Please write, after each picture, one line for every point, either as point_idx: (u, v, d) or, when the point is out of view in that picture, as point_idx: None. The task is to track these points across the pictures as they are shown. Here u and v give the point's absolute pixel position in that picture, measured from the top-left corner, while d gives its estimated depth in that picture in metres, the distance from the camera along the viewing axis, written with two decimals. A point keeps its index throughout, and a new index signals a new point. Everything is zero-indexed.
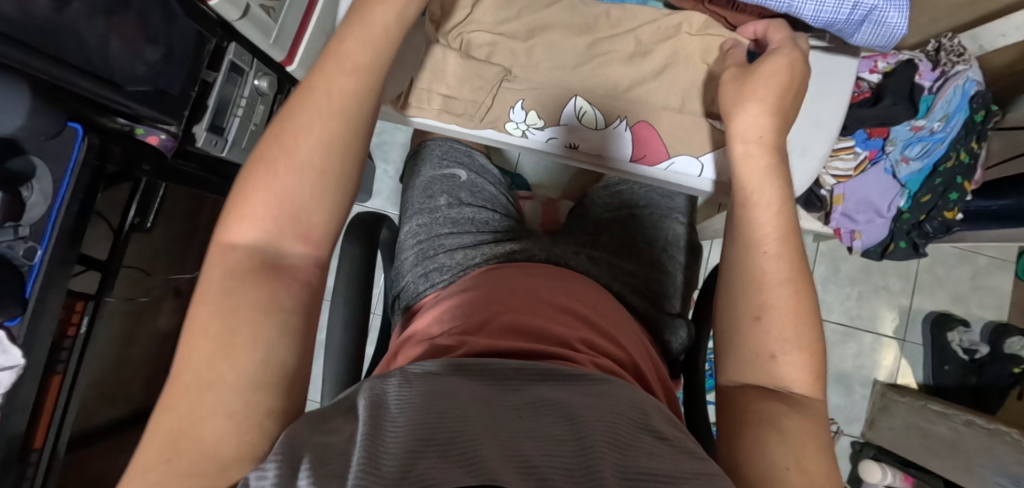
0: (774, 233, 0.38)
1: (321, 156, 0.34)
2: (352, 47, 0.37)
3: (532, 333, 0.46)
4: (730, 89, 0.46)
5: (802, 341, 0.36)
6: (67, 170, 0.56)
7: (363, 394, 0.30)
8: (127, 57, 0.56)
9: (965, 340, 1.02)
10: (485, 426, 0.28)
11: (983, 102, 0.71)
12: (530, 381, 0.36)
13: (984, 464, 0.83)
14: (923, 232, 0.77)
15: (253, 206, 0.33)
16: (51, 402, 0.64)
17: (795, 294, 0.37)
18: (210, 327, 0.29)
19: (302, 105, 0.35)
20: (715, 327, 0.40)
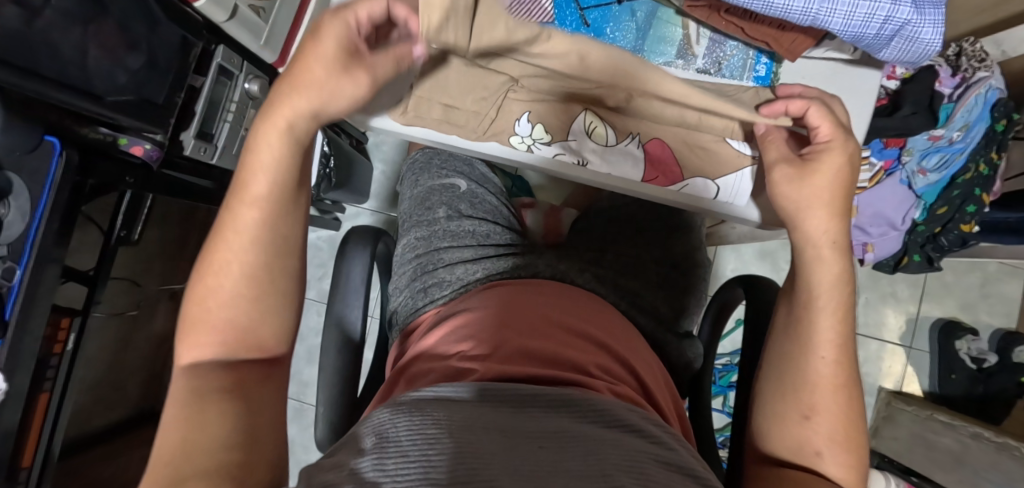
0: (835, 338, 0.40)
1: (246, 280, 0.37)
2: (256, 165, 0.38)
3: (543, 358, 0.43)
4: (788, 189, 0.44)
5: (848, 443, 0.38)
6: (45, 187, 0.53)
7: (370, 434, 0.30)
8: (107, 67, 0.53)
9: (974, 349, 0.99)
10: (502, 460, 0.27)
11: (1005, 111, 0.67)
12: (545, 408, 0.33)
13: (987, 479, 0.80)
14: (937, 245, 0.75)
15: (202, 337, 0.36)
16: (39, 421, 0.62)
17: (843, 399, 0.39)
18: (176, 421, 0.31)
19: (219, 238, 0.38)
20: (761, 402, 0.42)
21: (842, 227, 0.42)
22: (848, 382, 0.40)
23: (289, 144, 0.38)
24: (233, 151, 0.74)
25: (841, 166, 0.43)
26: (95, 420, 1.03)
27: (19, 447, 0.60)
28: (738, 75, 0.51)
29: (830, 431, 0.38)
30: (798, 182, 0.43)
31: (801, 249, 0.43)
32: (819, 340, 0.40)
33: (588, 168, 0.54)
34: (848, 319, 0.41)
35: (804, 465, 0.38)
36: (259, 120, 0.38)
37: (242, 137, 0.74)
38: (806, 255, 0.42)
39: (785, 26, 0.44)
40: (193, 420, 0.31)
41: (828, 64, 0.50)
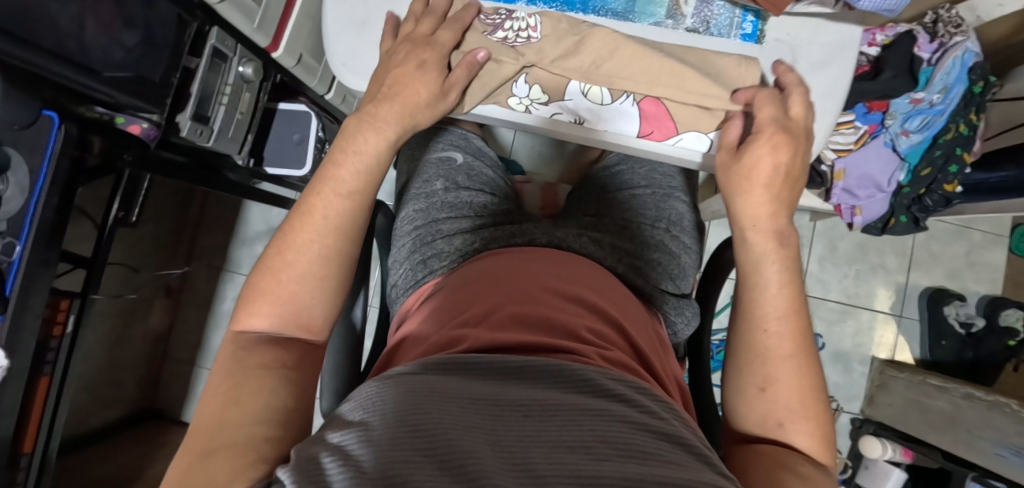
0: (774, 311, 0.42)
1: (323, 260, 0.42)
2: (351, 163, 0.45)
3: (533, 323, 0.44)
4: (724, 176, 0.49)
5: (808, 412, 0.39)
6: (43, 161, 0.54)
7: (358, 413, 0.33)
8: (103, 42, 0.53)
9: (962, 314, 1.02)
10: (483, 434, 0.28)
11: (982, 73, 0.69)
12: (538, 382, 0.35)
13: (983, 436, 0.82)
14: (923, 206, 0.78)
15: (264, 306, 0.40)
16: (40, 405, 0.61)
17: (796, 368, 0.40)
18: (219, 390, 0.34)
19: (304, 219, 0.42)
20: (727, 382, 0.44)
21: (776, 212, 0.46)
22: (801, 351, 0.41)
23: (384, 149, 0.47)
24: (229, 135, 0.74)
25: (771, 160, 0.46)
26: (92, 418, 1.01)
27: (21, 430, 0.59)
28: (725, 34, 0.51)
29: (796, 405, 0.39)
30: (732, 171, 0.48)
31: (739, 227, 0.47)
32: (768, 316, 0.42)
33: (584, 126, 0.54)
34: (794, 295, 0.43)
35: (773, 439, 0.40)
36: (353, 130, 0.47)
37: (238, 120, 0.75)
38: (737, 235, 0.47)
39: None
40: (230, 397, 0.34)
41: (811, 20, 0.51)
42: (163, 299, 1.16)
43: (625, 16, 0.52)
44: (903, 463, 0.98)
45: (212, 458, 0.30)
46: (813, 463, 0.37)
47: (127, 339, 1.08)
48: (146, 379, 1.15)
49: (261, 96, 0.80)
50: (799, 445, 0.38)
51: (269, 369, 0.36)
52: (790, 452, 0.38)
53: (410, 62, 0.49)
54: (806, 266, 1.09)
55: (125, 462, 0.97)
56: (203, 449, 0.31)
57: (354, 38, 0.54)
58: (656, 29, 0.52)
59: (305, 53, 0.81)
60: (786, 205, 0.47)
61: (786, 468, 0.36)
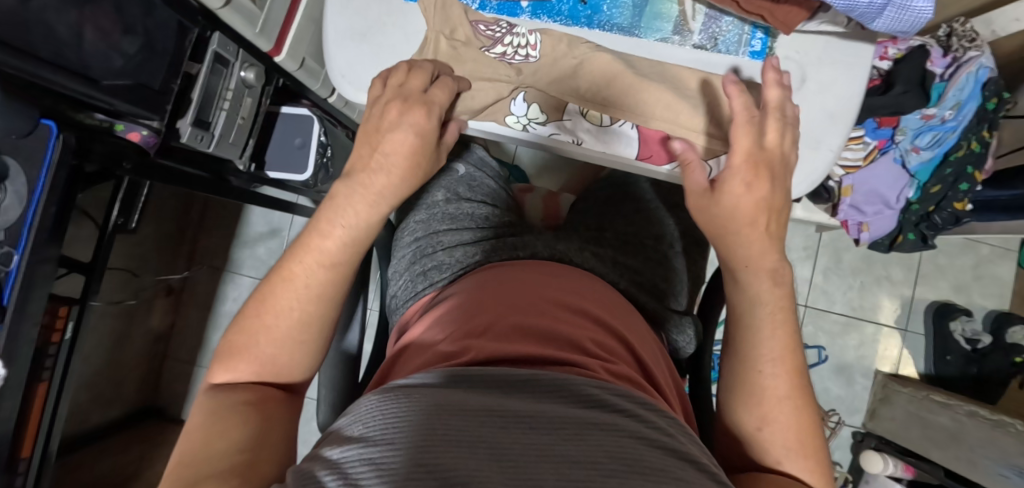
0: (769, 355, 0.41)
1: (301, 329, 0.40)
2: (337, 229, 0.40)
3: (536, 335, 0.44)
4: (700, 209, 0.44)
5: (806, 452, 0.39)
6: (41, 170, 0.53)
7: (358, 427, 0.32)
8: (102, 50, 0.53)
9: (968, 330, 1.00)
10: (485, 448, 0.28)
11: (995, 90, 0.68)
12: (543, 394, 0.34)
13: (987, 455, 0.81)
14: (932, 224, 0.76)
15: (241, 364, 0.39)
16: (38, 411, 0.61)
17: (793, 409, 0.40)
18: (197, 429, 0.34)
19: (282, 286, 0.39)
20: (725, 411, 0.44)
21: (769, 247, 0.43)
22: (797, 389, 0.40)
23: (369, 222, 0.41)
24: (230, 139, 0.74)
25: (752, 200, 0.42)
26: (92, 417, 1.02)
27: (17, 437, 0.59)
28: (733, 51, 0.50)
29: (797, 441, 0.39)
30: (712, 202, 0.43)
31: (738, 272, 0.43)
32: (767, 358, 0.41)
33: (582, 147, 0.54)
34: (791, 337, 0.42)
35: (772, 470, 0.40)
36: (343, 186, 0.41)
37: (239, 125, 0.75)
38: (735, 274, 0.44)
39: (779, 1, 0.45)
40: (212, 432, 0.34)
41: (822, 38, 0.50)
42: (164, 300, 1.16)
43: (631, 32, 0.50)
44: (903, 478, 0.97)
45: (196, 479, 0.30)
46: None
47: (127, 340, 1.08)
48: (146, 379, 1.16)
49: (263, 100, 0.79)
50: (803, 477, 0.38)
51: (245, 408, 0.37)
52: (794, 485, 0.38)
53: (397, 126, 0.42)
54: (810, 277, 1.08)
55: (124, 461, 0.98)
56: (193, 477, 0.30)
57: (355, 49, 0.54)
58: (662, 45, 0.51)
59: (307, 57, 0.81)
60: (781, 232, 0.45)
61: None
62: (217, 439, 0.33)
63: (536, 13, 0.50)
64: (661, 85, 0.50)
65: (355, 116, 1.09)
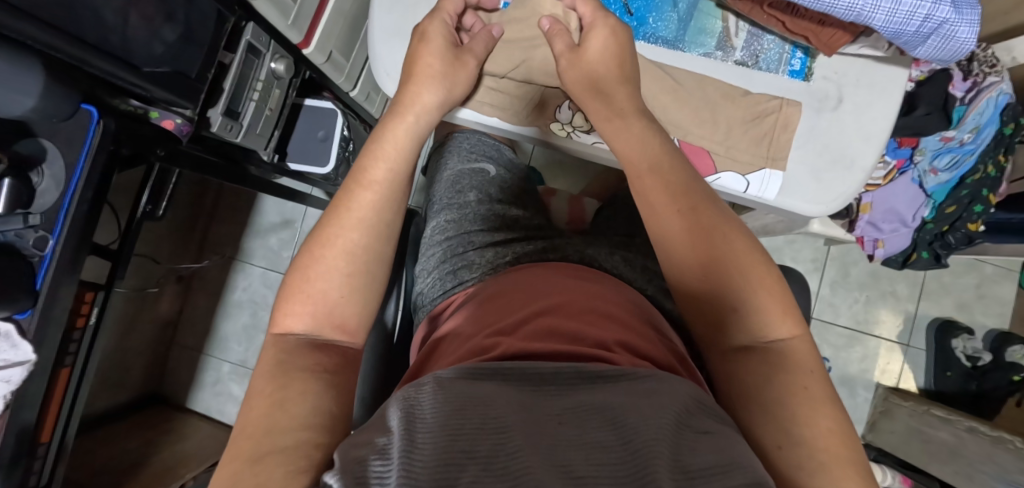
0: (670, 191, 0.42)
1: (348, 257, 0.42)
2: (381, 157, 0.45)
3: (566, 336, 0.43)
4: (606, 127, 0.46)
5: (778, 311, 0.37)
6: (80, 155, 0.53)
7: (396, 409, 0.32)
8: (144, 37, 0.52)
9: (970, 347, 1.02)
10: (521, 433, 0.28)
11: (1012, 115, 0.70)
12: (566, 385, 0.35)
13: (984, 470, 0.83)
14: (945, 243, 0.77)
15: (298, 306, 0.40)
16: (60, 397, 0.61)
17: (741, 253, 0.39)
18: (262, 397, 0.35)
19: (333, 217, 0.43)
20: (686, 310, 0.42)
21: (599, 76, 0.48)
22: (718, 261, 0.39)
23: (405, 141, 0.46)
24: (257, 131, 0.74)
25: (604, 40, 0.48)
26: (98, 400, 1.01)
27: (40, 420, 0.59)
28: (774, 68, 0.51)
29: (761, 299, 0.37)
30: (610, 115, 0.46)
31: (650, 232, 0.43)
32: (669, 198, 0.41)
33: None
34: (678, 168, 0.43)
35: (754, 345, 0.38)
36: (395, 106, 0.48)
37: (267, 117, 0.75)
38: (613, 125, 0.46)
39: (824, 23, 0.46)
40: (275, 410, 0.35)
41: (859, 60, 0.51)
42: (174, 287, 1.15)
43: (674, 45, 0.52)
44: None
45: (263, 465, 0.31)
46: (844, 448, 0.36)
47: (136, 326, 1.08)
48: (153, 365, 1.16)
49: (290, 92, 0.79)
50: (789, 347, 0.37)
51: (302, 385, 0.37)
52: (784, 363, 0.36)
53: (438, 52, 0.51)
54: (817, 290, 1.10)
55: (130, 447, 0.98)
56: (253, 453, 0.32)
57: (399, 48, 0.54)
58: (705, 59, 0.52)
59: (334, 50, 0.82)
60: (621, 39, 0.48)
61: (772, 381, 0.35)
62: (280, 411, 0.34)
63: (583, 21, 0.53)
64: (702, 103, 0.51)
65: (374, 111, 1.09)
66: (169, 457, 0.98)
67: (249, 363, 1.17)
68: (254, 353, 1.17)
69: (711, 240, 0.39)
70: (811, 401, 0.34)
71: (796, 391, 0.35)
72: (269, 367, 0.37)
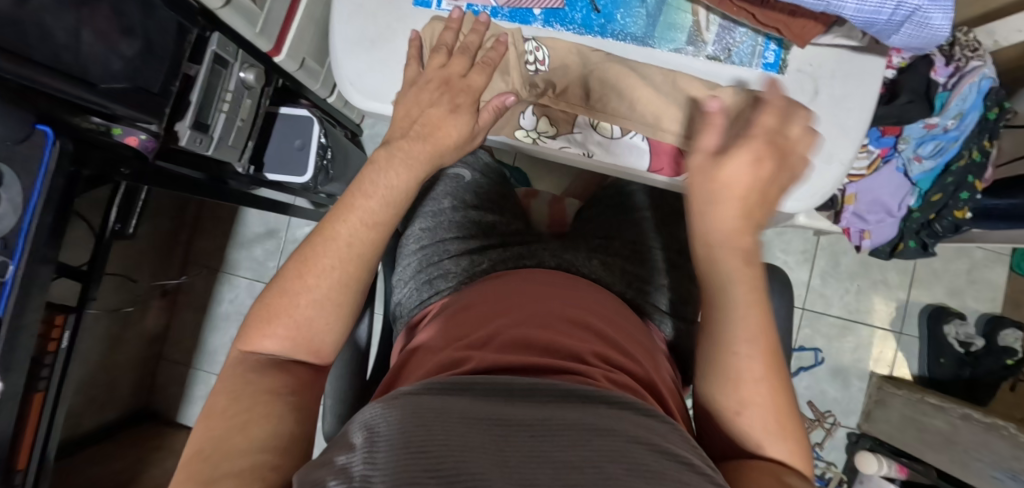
0: (744, 283, 0.42)
1: (342, 287, 0.40)
2: (382, 183, 0.43)
3: (541, 348, 0.42)
4: (695, 182, 0.44)
5: (785, 431, 0.40)
6: (38, 179, 0.51)
7: (361, 429, 0.30)
8: (101, 52, 0.51)
9: (962, 333, 1.02)
10: (486, 452, 0.26)
11: (996, 99, 0.69)
12: (541, 400, 0.33)
13: (979, 458, 0.83)
14: (932, 232, 0.77)
15: (277, 328, 0.39)
16: (33, 423, 0.60)
17: (773, 370, 0.41)
18: (217, 415, 0.34)
19: (326, 244, 0.40)
20: (705, 396, 0.44)
21: (738, 208, 0.43)
22: (771, 367, 0.41)
23: (411, 180, 0.44)
24: (229, 142, 0.72)
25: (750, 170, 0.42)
26: (84, 421, 1.00)
27: (13, 448, 0.58)
28: (746, 62, 0.50)
29: (771, 415, 0.40)
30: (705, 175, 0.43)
31: (711, 308, 0.44)
32: (737, 294, 0.42)
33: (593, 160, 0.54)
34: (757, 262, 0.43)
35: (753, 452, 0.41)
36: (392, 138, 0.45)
37: (238, 127, 0.73)
38: (699, 251, 0.44)
39: (795, 13, 0.44)
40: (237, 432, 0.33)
41: (834, 51, 0.49)
42: (159, 302, 1.14)
43: (644, 42, 0.51)
44: (896, 478, 0.99)
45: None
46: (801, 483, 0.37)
47: (121, 345, 1.06)
48: (141, 383, 1.14)
49: (262, 101, 0.78)
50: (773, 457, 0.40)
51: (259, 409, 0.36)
52: (770, 466, 0.38)
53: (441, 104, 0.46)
54: (807, 281, 1.10)
55: (119, 467, 0.96)
56: (207, 475, 0.29)
57: (363, 54, 0.53)
58: (676, 56, 0.51)
59: (307, 57, 0.81)
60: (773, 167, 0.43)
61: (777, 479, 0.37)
62: (239, 434, 0.33)
63: (549, 20, 0.52)
64: (670, 98, 0.49)
65: (353, 116, 1.08)
66: (158, 475, 0.96)
67: None
68: None
69: (770, 348, 0.41)
70: None
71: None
72: (230, 385, 0.37)
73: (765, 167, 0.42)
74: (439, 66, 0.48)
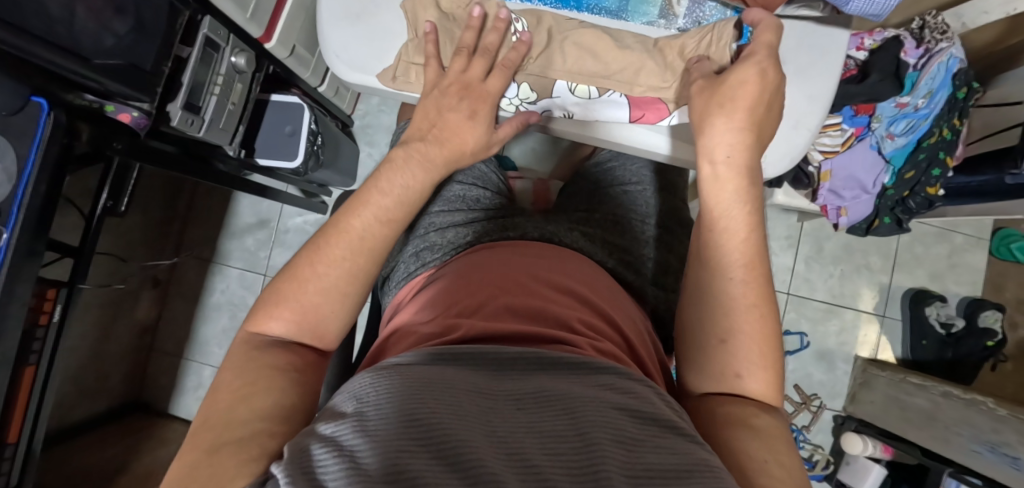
0: (728, 205, 0.41)
1: (350, 276, 0.41)
2: (394, 175, 0.45)
3: (525, 314, 0.44)
4: (701, 105, 0.44)
5: (765, 362, 0.39)
6: (32, 148, 0.53)
7: (351, 399, 0.31)
8: (93, 29, 0.52)
9: (942, 314, 1.04)
10: (477, 423, 0.27)
11: (965, 79, 0.72)
12: (530, 372, 0.35)
13: (960, 433, 0.84)
14: (906, 208, 0.79)
15: (285, 312, 0.40)
16: (25, 396, 0.61)
17: (754, 293, 0.39)
18: (229, 390, 0.35)
19: (339, 236, 0.41)
20: (684, 327, 0.42)
21: (744, 134, 0.42)
22: (764, 298, 0.39)
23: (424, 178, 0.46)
24: (220, 125, 0.74)
25: (756, 81, 0.42)
26: (75, 409, 1.00)
27: (4, 419, 0.59)
28: None
29: (750, 346, 0.39)
30: (709, 93, 0.44)
31: (702, 227, 0.42)
32: (726, 214, 0.41)
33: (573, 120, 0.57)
34: (752, 183, 0.42)
35: (727, 389, 0.39)
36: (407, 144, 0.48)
37: (229, 111, 0.75)
38: (704, 171, 0.43)
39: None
40: (238, 398, 0.35)
41: (798, 23, 0.52)
42: (151, 291, 1.14)
43: (618, 15, 0.53)
44: (882, 459, 1.00)
45: (220, 454, 0.30)
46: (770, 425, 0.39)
47: (113, 331, 1.07)
48: (133, 371, 1.15)
49: (253, 87, 0.79)
50: (752, 392, 0.39)
51: (253, 369, 0.37)
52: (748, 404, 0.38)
53: (461, 111, 0.49)
54: (792, 266, 1.11)
55: (109, 454, 0.97)
56: (212, 444, 0.31)
57: (349, 28, 0.55)
58: (648, 28, 0.53)
59: (298, 44, 0.82)
60: (772, 90, 0.43)
61: (743, 425, 0.36)
62: (242, 405, 0.34)
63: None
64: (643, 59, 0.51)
65: (346, 106, 1.10)
66: (151, 462, 0.97)
67: None
68: None
69: (767, 282, 0.40)
70: (783, 448, 0.35)
71: (770, 439, 0.35)
72: (235, 360, 0.38)
73: (770, 79, 0.42)
74: (460, 71, 0.50)
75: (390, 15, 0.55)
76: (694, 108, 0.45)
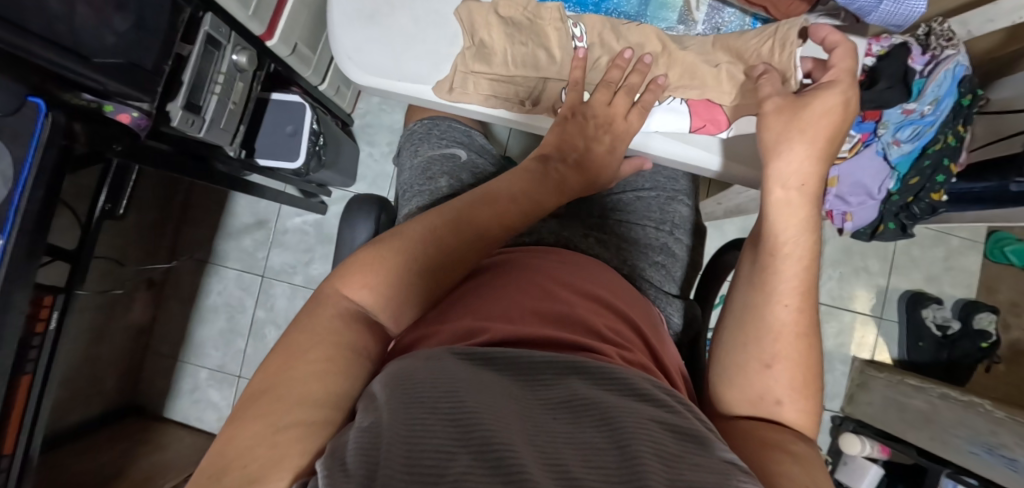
0: (793, 231, 0.42)
1: (396, 295, 0.39)
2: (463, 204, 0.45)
3: (554, 318, 0.40)
4: (774, 124, 0.44)
5: (804, 391, 0.39)
6: (29, 150, 0.51)
7: (383, 389, 0.28)
8: (93, 27, 0.50)
9: (939, 316, 1.06)
10: (516, 429, 0.25)
11: (970, 87, 0.71)
12: (561, 374, 0.32)
13: (956, 434, 0.86)
14: (911, 214, 0.81)
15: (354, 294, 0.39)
16: (22, 405, 0.59)
17: (804, 320, 0.40)
18: None
19: (396, 254, 0.40)
20: (723, 351, 0.42)
21: (815, 167, 0.43)
22: (811, 330, 0.40)
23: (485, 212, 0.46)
24: (221, 125, 0.72)
25: (838, 113, 0.43)
26: (69, 414, 0.98)
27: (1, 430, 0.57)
28: None
29: (794, 373, 0.39)
30: (789, 116, 0.43)
31: (761, 252, 0.42)
32: (787, 239, 0.42)
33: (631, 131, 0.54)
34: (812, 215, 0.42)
35: (764, 415, 0.39)
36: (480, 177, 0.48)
37: (230, 110, 0.73)
38: (774, 195, 0.43)
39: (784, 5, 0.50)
40: None
41: None
42: (145, 293, 1.12)
43: (637, 19, 0.54)
44: (879, 459, 1.02)
45: None
46: (803, 436, 0.38)
47: (107, 335, 1.04)
48: (128, 374, 1.12)
49: (254, 85, 0.77)
50: (791, 422, 0.38)
51: None
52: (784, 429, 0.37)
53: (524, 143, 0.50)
54: None
55: (104, 459, 0.95)
56: None
57: (361, 30, 0.54)
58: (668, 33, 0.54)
59: (299, 42, 0.80)
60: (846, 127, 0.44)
61: (780, 448, 0.35)
62: None
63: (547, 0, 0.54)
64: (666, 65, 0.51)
65: (345, 104, 1.08)
66: (147, 467, 0.95)
67: (228, 368, 1.14)
68: (232, 358, 1.14)
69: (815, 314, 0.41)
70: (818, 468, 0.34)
71: (809, 464, 0.34)
72: None
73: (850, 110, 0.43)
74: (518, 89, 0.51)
75: (406, 15, 0.53)
76: (766, 126, 0.44)
